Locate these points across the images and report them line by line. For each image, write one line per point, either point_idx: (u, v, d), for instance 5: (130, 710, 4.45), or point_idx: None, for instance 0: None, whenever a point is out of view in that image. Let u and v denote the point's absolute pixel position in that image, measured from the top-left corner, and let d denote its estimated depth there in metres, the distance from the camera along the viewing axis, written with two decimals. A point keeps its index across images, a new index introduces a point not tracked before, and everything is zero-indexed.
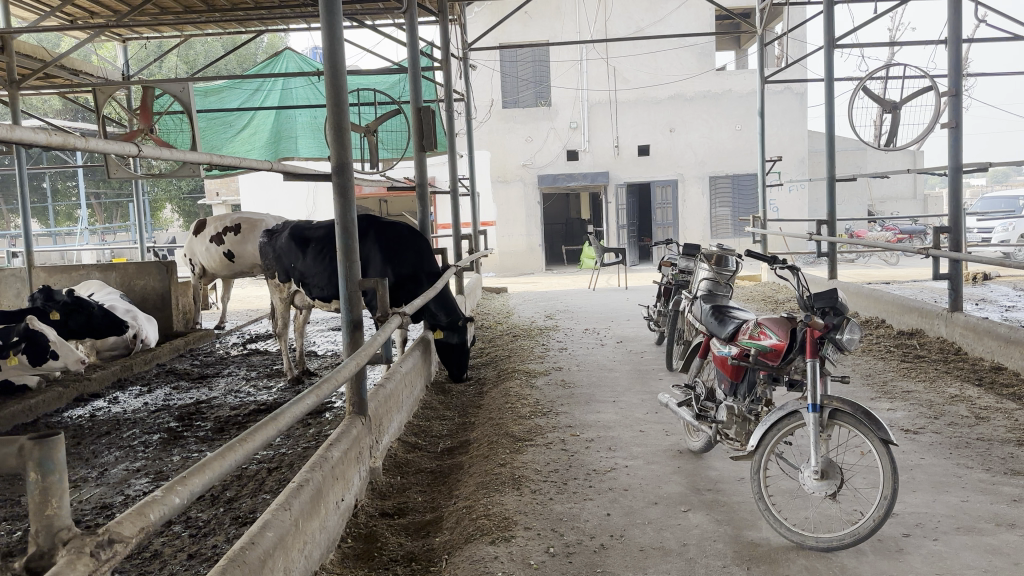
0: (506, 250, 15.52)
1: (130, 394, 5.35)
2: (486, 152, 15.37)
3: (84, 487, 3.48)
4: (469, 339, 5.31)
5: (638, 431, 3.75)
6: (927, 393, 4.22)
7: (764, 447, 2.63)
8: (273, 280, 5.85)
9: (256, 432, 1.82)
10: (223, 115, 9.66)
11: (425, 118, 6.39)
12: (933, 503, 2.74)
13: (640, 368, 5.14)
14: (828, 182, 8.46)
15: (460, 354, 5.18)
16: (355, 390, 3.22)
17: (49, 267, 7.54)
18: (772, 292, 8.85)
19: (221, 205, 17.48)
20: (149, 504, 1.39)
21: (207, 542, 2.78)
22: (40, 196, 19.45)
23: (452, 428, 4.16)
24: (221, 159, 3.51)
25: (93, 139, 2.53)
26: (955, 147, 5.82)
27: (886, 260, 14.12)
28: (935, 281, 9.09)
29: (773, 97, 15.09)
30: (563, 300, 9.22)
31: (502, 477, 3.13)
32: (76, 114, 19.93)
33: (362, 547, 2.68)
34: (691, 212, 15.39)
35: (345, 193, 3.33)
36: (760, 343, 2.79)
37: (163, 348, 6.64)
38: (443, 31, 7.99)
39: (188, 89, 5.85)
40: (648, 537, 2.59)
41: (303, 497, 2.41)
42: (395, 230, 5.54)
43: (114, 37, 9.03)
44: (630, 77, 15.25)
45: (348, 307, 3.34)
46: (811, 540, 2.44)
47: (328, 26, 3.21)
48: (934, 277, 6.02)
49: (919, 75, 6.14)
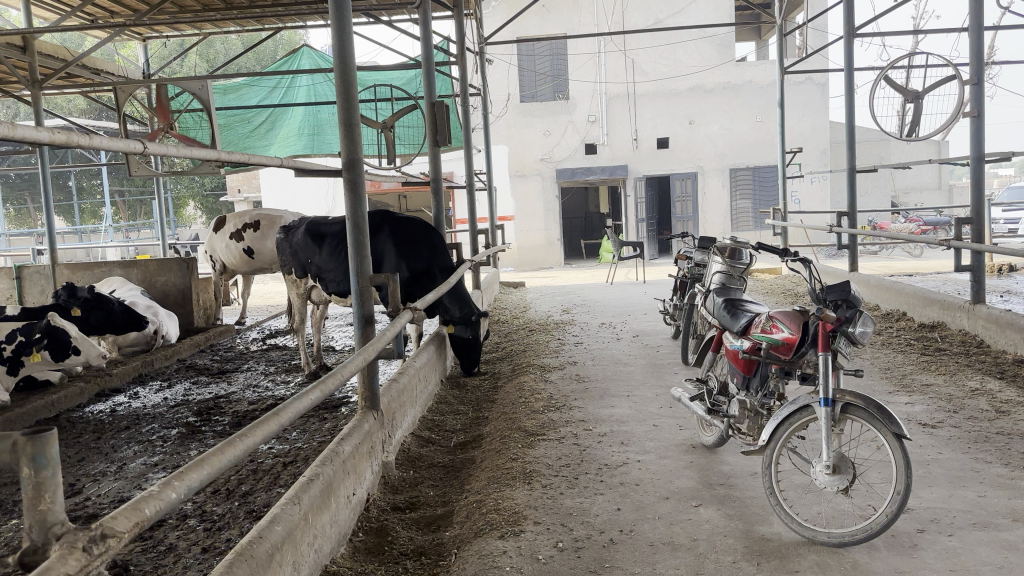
0: (525, 245, 15.52)
1: (149, 390, 5.42)
2: (503, 146, 15.41)
3: (102, 481, 3.52)
4: (483, 333, 5.32)
5: (651, 426, 3.73)
6: (947, 386, 4.16)
7: (775, 442, 2.59)
8: (290, 276, 5.87)
9: (256, 427, 1.83)
10: (241, 112, 9.71)
11: (439, 113, 6.34)
12: (949, 499, 2.69)
13: (655, 362, 5.11)
14: (850, 173, 8.23)
15: (475, 349, 5.20)
16: (367, 384, 3.22)
17: (72, 264, 7.65)
18: (791, 286, 8.75)
19: (242, 202, 17.62)
20: (144, 500, 1.40)
21: (221, 536, 2.80)
22: (66, 195, 19.77)
23: (466, 422, 4.16)
24: (232, 155, 3.51)
25: (109, 137, 2.52)
26: (977, 136, 5.71)
27: (910, 252, 13.98)
28: (959, 273, 8.94)
29: (794, 88, 14.93)
30: (580, 294, 9.20)
31: (514, 472, 3.12)
32: (100, 113, 20.18)
33: (373, 541, 2.69)
34: (711, 205, 15.30)
35: (356, 188, 3.31)
36: (772, 336, 2.76)
37: (184, 343, 6.71)
38: (458, 25, 7.91)
39: (207, 86, 5.88)
40: (658, 532, 2.57)
41: (313, 492, 2.41)
42: (409, 225, 5.55)
43: (135, 36, 9.10)
44: (648, 69, 15.15)
45: (359, 301, 3.34)
46: (824, 536, 2.41)
47: (337, 21, 3.20)
48: (957, 268, 5.91)
49: (943, 64, 5.98)
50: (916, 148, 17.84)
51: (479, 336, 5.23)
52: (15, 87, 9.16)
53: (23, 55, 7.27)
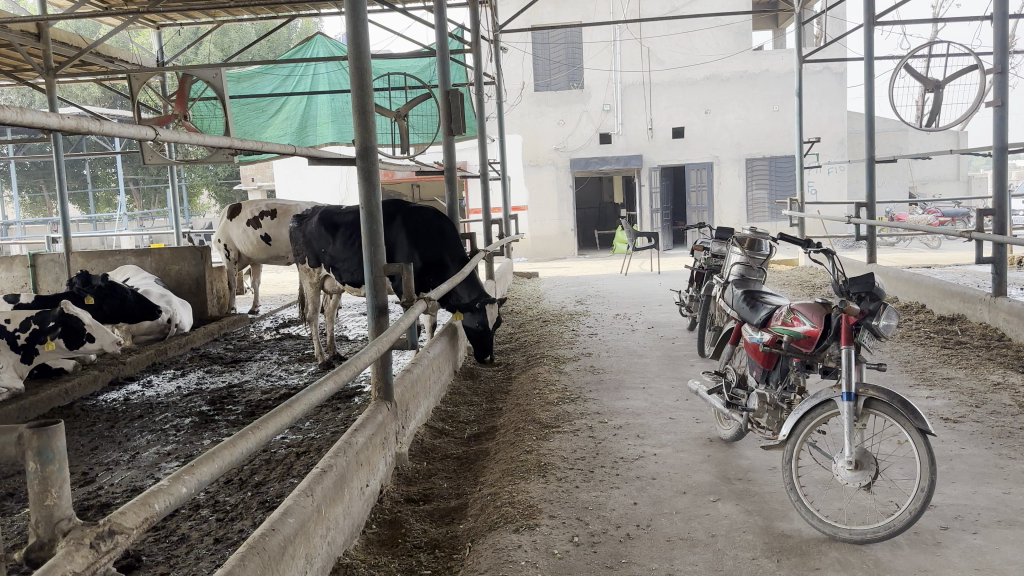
0: (538, 235, 15.47)
1: (163, 378, 5.43)
2: (517, 136, 15.31)
3: (115, 470, 3.51)
4: (491, 320, 5.29)
5: (667, 419, 3.69)
6: (969, 380, 4.09)
7: (795, 438, 2.54)
8: (303, 265, 5.83)
9: (268, 420, 1.80)
10: (255, 100, 9.69)
11: (454, 101, 6.28)
12: (973, 495, 2.63)
13: (671, 354, 5.05)
14: (869, 163, 8.08)
15: (482, 338, 5.19)
16: (380, 374, 3.20)
17: (87, 252, 7.66)
18: (808, 277, 8.66)
19: (256, 191, 17.63)
20: (153, 493, 1.37)
21: (234, 526, 2.79)
22: (81, 183, 19.89)
23: (480, 414, 4.13)
24: (244, 143, 3.45)
25: (121, 123, 2.47)
26: (1001, 126, 5.61)
27: (928, 243, 13.81)
28: (979, 265, 8.82)
29: (811, 78, 14.75)
30: (595, 284, 9.15)
31: (529, 464, 3.09)
32: (114, 102, 20.24)
33: (386, 533, 2.67)
34: (727, 195, 15.15)
35: (370, 176, 3.26)
36: (793, 329, 2.70)
37: (197, 332, 6.70)
38: (472, 13, 7.82)
39: (222, 75, 5.83)
40: (676, 527, 2.53)
41: (326, 484, 2.38)
42: (422, 214, 5.51)
43: (149, 24, 9.06)
44: (664, 57, 15.00)
45: (373, 291, 3.31)
46: (845, 533, 2.36)
47: (351, 7, 3.15)
48: (980, 261, 5.80)
49: (965, 53, 5.84)
50: (935, 138, 17.62)
51: (487, 324, 5.20)
52: (29, 75, 9.15)
53: (37, 42, 7.25)
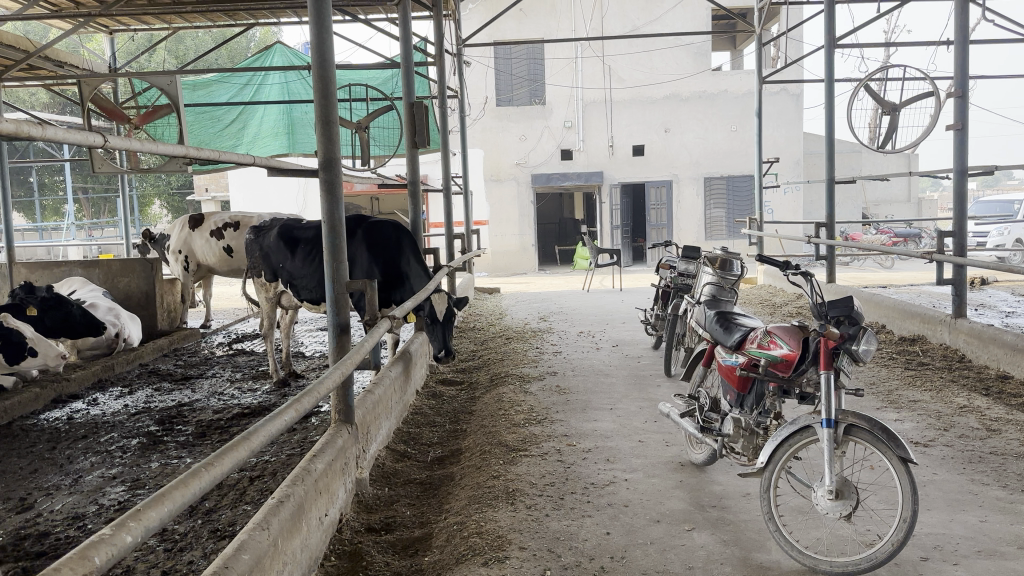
0: (498, 250, 15.42)
1: (110, 396, 5.17)
2: (478, 150, 15.22)
3: (56, 495, 3.29)
4: (442, 312, 5.12)
5: (637, 442, 3.60)
6: (935, 403, 4.09)
7: (774, 465, 2.46)
8: (259, 279, 5.63)
9: (224, 455, 1.65)
10: (211, 109, 9.45)
11: (418, 114, 6.12)
12: (950, 524, 2.58)
13: (637, 373, 4.99)
14: (828, 184, 8.09)
15: (437, 332, 5.11)
16: (341, 397, 3.04)
17: (31, 263, 7.34)
18: (768, 296, 8.73)
19: (210, 202, 17.25)
20: (93, 545, 1.23)
21: (183, 558, 2.60)
22: (27, 190, 19.29)
23: (443, 436, 3.99)
24: (201, 153, 3.27)
25: (68, 128, 2.29)
26: (960, 150, 5.67)
27: (882, 263, 14.35)
28: (935, 287, 8.99)
29: (769, 99, 15.02)
30: (558, 300, 9.07)
31: (497, 491, 2.97)
32: (64, 108, 19.68)
33: (347, 566, 2.51)
34: (685, 213, 15.30)
35: (333, 190, 3.12)
36: (770, 353, 2.64)
37: (147, 347, 6.43)
38: (437, 26, 7.67)
39: (176, 82, 5.58)
40: (651, 559, 2.44)
41: (283, 515, 2.22)
42: (383, 229, 5.37)
43: (102, 29, 8.75)
44: (625, 76, 15.10)
45: (334, 309, 3.15)
46: (825, 565, 2.29)
47: (316, 16, 3.04)
48: (939, 283, 5.84)
49: (919, 76, 5.93)
50: (888, 160, 18.03)
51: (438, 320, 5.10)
52: None
53: None
